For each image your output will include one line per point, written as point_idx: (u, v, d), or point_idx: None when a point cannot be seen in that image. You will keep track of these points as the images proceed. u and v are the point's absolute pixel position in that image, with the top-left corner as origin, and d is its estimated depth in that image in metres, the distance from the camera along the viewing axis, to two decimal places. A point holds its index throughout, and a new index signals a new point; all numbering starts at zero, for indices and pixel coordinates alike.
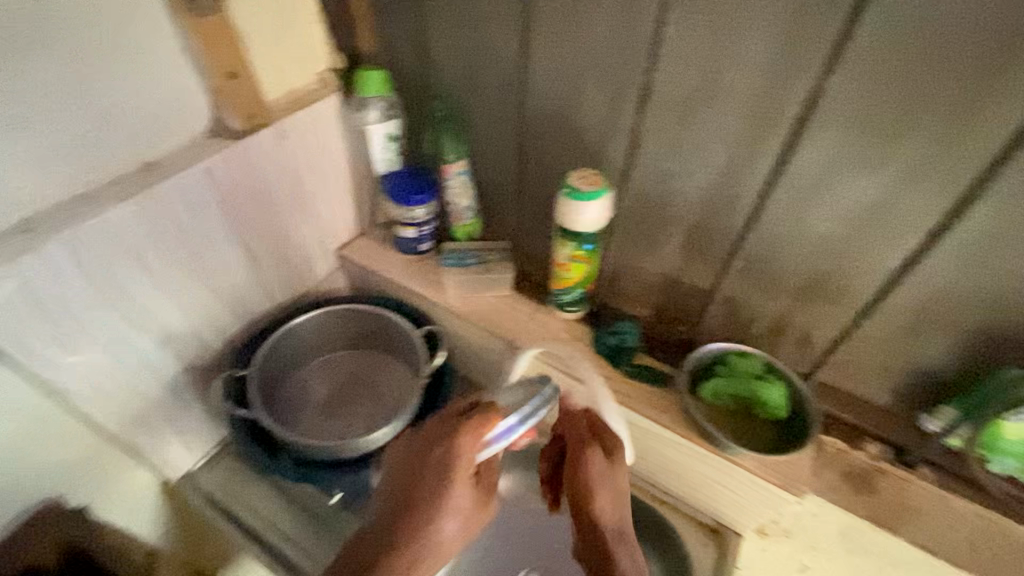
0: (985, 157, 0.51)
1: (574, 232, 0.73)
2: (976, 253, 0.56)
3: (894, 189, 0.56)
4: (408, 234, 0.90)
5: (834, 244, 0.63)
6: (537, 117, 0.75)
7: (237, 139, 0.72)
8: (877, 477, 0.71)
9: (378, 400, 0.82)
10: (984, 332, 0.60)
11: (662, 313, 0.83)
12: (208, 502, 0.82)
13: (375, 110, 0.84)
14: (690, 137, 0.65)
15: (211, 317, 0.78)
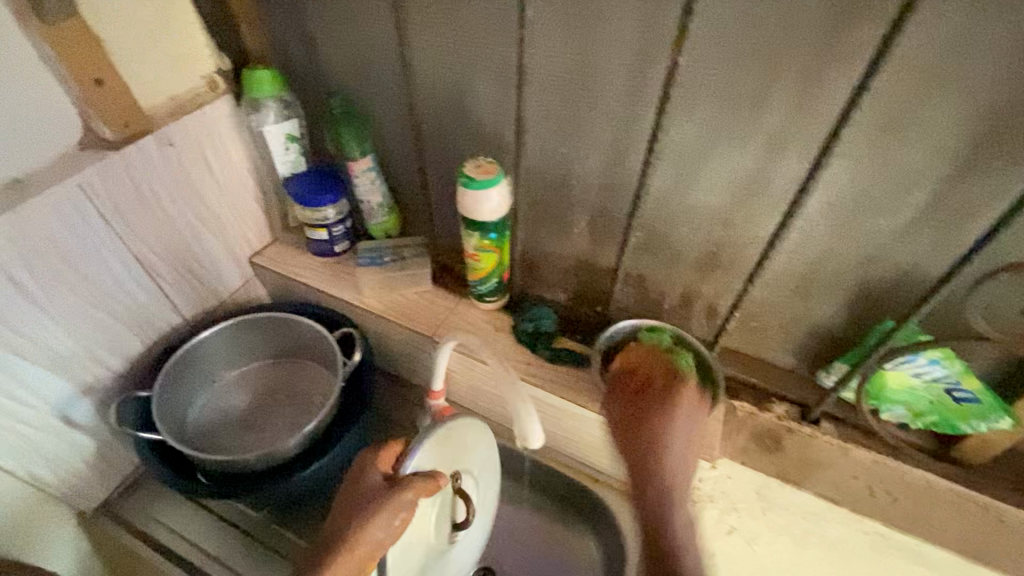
0: (831, 120, 0.53)
1: (477, 222, 0.71)
2: (842, 212, 0.58)
3: (764, 159, 0.58)
4: (321, 236, 0.87)
5: (723, 215, 0.65)
6: (428, 108, 0.74)
7: (113, 150, 0.67)
8: (784, 436, 0.73)
9: (298, 406, 0.81)
10: (863, 288, 0.63)
11: (580, 294, 0.85)
12: (125, 527, 0.80)
13: (269, 111, 0.81)
14: (575, 120, 0.65)
15: (112, 341, 0.75)
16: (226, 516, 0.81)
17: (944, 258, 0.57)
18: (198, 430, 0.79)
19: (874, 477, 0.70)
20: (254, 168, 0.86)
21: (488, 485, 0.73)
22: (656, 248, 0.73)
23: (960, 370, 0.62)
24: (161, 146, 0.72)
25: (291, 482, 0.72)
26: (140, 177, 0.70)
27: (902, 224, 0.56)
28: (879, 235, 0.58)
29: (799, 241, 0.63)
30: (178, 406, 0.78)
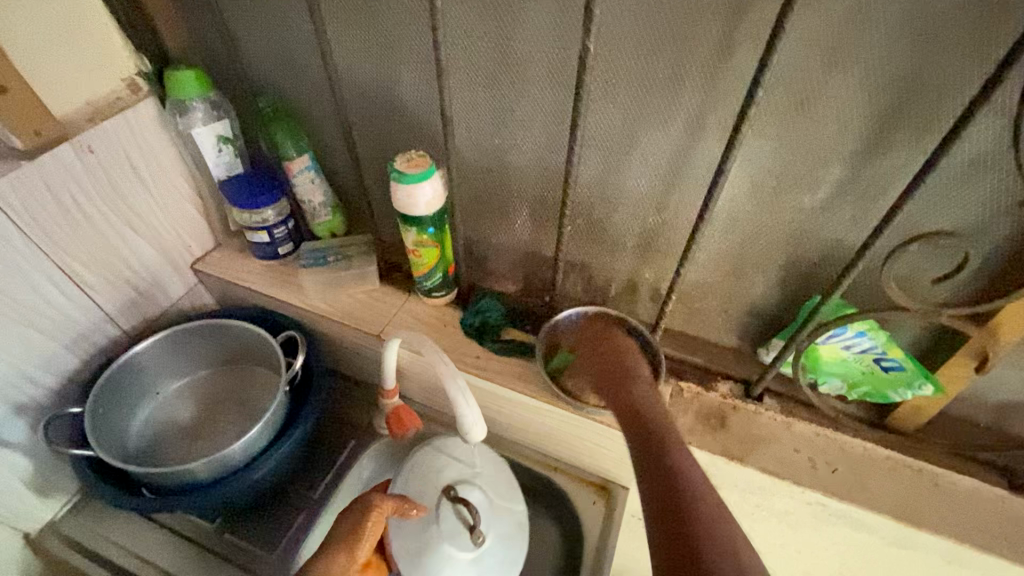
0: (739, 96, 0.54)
1: (413, 218, 0.70)
2: (765, 191, 0.60)
3: (686, 141, 0.59)
4: (261, 239, 0.85)
5: (655, 198, 0.66)
6: (357, 103, 0.73)
7: (25, 158, 0.64)
8: (729, 413, 0.74)
9: (245, 412, 0.80)
10: (793, 265, 0.65)
11: (529, 286, 0.85)
12: (71, 545, 0.78)
13: (199, 113, 0.78)
14: (504, 109, 0.65)
15: (43, 356, 0.72)
16: (177, 529, 0.79)
17: (861, 230, 0.59)
18: (142, 443, 0.77)
19: (815, 449, 0.71)
20: (188, 172, 0.84)
21: (496, 483, 0.72)
22: (596, 235, 0.73)
23: (885, 341, 0.63)
24: (81, 153, 0.68)
25: (238, 488, 0.71)
26: (60, 187, 0.67)
27: (822, 199, 0.58)
28: (801, 212, 0.60)
29: (729, 220, 0.64)
30: (117, 422, 0.76)
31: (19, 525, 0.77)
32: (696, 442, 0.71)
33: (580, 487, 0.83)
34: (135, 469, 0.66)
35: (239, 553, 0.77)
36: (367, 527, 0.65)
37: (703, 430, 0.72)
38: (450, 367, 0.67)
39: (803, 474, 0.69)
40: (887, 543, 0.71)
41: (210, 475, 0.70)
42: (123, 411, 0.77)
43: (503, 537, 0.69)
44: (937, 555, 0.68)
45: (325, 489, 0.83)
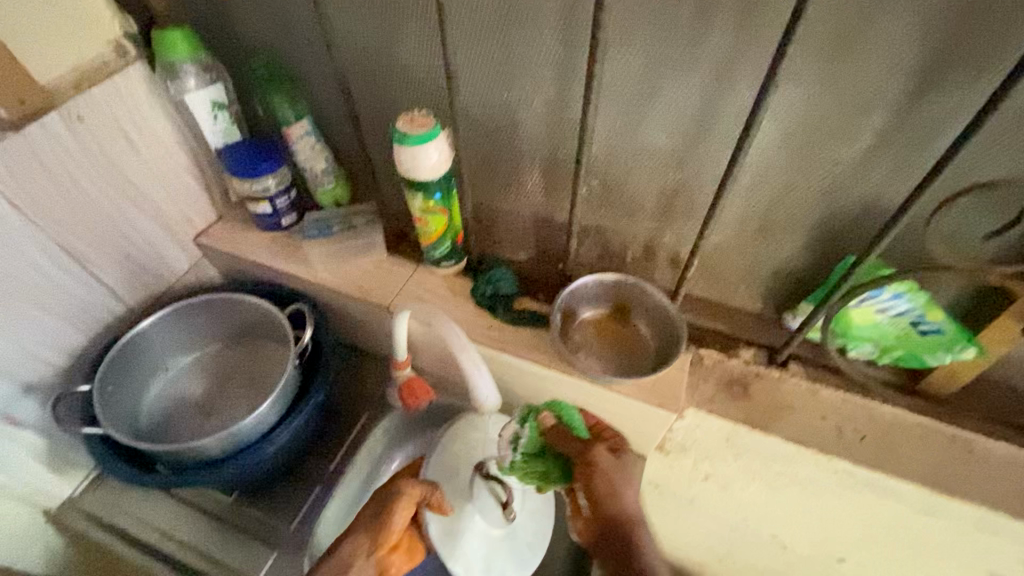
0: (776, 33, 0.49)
1: (418, 182, 0.67)
2: (798, 143, 0.55)
3: (711, 89, 0.55)
4: (263, 211, 0.82)
5: (676, 156, 0.62)
6: (356, 60, 0.69)
7: (11, 129, 0.60)
8: (751, 380, 0.72)
9: (256, 387, 0.79)
10: (826, 224, 0.61)
11: (542, 253, 0.82)
12: (92, 519, 0.79)
13: (190, 77, 0.74)
14: (513, 61, 0.61)
15: (48, 334, 0.71)
16: (195, 503, 0.79)
17: (904, 184, 0.54)
18: (155, 420, 0.77)
19: (842, 416, 0.69)
20: (184, 141, 0.80)
21: None
22: (613, 197, 0.69)
23: (924, 302, 0.61)
24: (69, 122, 0.65)
25: (252, 463, 0.70)
26: (52, 159, 0.64)
27: (862, 150, 0.53)
28: (838, 165, 0.55)
29: (757, 176, 0.59)
30: (128, 400, 0.76)
31: (37, 501, 0.78)
32: (716, 410, 0.69)
33: None
34: (146, 447, 0.65)
35: (258, 526, 0.77)
36: (396, 514, 0.62)
37: (724, 398, 0.70)
38: (462, 339, 0.65)
39: (830, 442, 0.67)
40: (914, 511, 0.70)
41: (223, 451, 0.69)
42: (132, 389, 0.77)
43: (530, 511, 0.73)
44: (967, 522, 0.67)
45: (340, 462, 0.82)
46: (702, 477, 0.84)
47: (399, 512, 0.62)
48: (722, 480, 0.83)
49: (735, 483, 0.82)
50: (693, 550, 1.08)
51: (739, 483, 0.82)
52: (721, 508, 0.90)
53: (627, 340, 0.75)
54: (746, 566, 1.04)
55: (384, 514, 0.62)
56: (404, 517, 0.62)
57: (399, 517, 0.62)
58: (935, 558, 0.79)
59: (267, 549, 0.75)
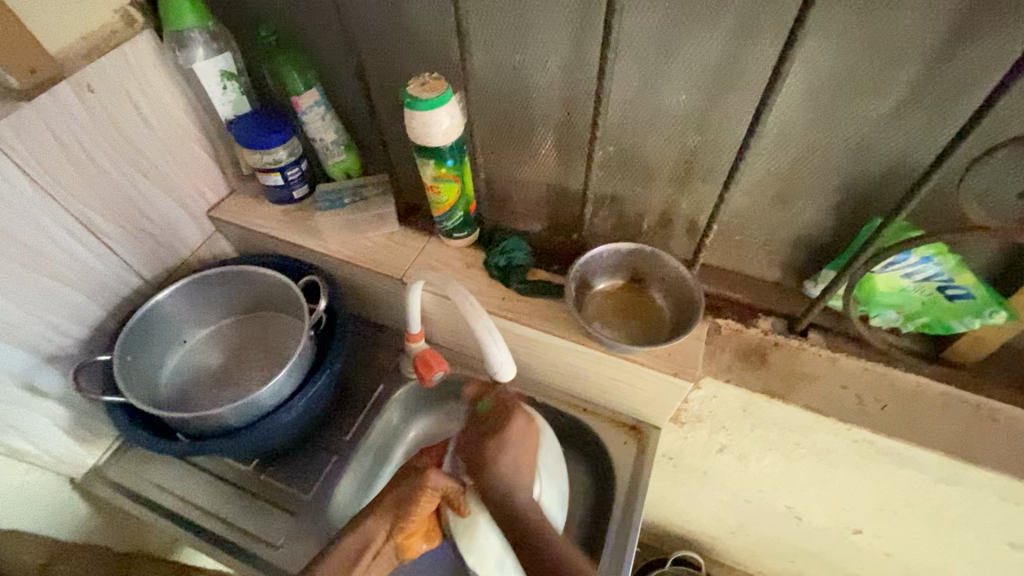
0: None
1: (430, 149, 0.66)
2: (822, 98, 0.53)
3: (734, 44, 0.53)
4: (275, 182, 0.81)
5: (696, 117, 0.60)
6: (365, 24, 0.68)
7: (24, 99, 0.60)
8: (770, 350, 0.71)
9: (272, 358, 0.80)
10: (850, 186, 0.59)
11: (555, 223, 0.80)
12: (116, 489, 0.80)
13: (198, 47, 0.72)
14: (526, 20, 0.59)
15: (69, 308, 0.72)
16: (215, 472, 0.80)
17: (936, 140, 0.52)
18: (173, 390, 0.78)
19: (863, 385, 0.67)
20: (194, 113, 0.79)
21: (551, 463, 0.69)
22: (629, 163, 0.68)
23: (954, 265, 0.58)
24: (81, 93, 0.64)
25: (270, 431, 0.71)
26: (65, 131, 0.64)
27: (892, 106, 0.51)
28: (864, 122, 0.53)
29: (780, 135, 0.57)
30: (148, 371, 0.77)
31: (64, 470, 0.79)
32: (734, 379, 0.69)
33: (611, 427, 0.82)
34: (165, 415, 0.66)
35: (277, 494, 0.78)
36: (417, 506, 0.62)
37: (742, 367, 0.70)
38: (476, 307, 0.64)
39: (849, 410, 0.66)
40: (935, 480, 0.69)
41: (241, 420, 0.70)
42: (151, 361, 0.77)
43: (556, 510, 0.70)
44: (990, 490, 0.66)
45: (355, 433, 0.83)
46: (718, 447, 0.84)
47: (423, 505, 0.62)
48: (737, 451, 0.83)
49: (751, 454, 0.82)
50: (707, 523, 1.08)
51: (755, 453, 0.82)
52: (735, 479, 0.90)
53: (643, 310, 0.74)
54: (760, 538, 1.04)
55: (408, 500, 0.62)
56: (427, 508, 0.63)
57: (420, 510, 0.62)
58: (952, 528, 0.78)
59: (286, 516, 0.77)
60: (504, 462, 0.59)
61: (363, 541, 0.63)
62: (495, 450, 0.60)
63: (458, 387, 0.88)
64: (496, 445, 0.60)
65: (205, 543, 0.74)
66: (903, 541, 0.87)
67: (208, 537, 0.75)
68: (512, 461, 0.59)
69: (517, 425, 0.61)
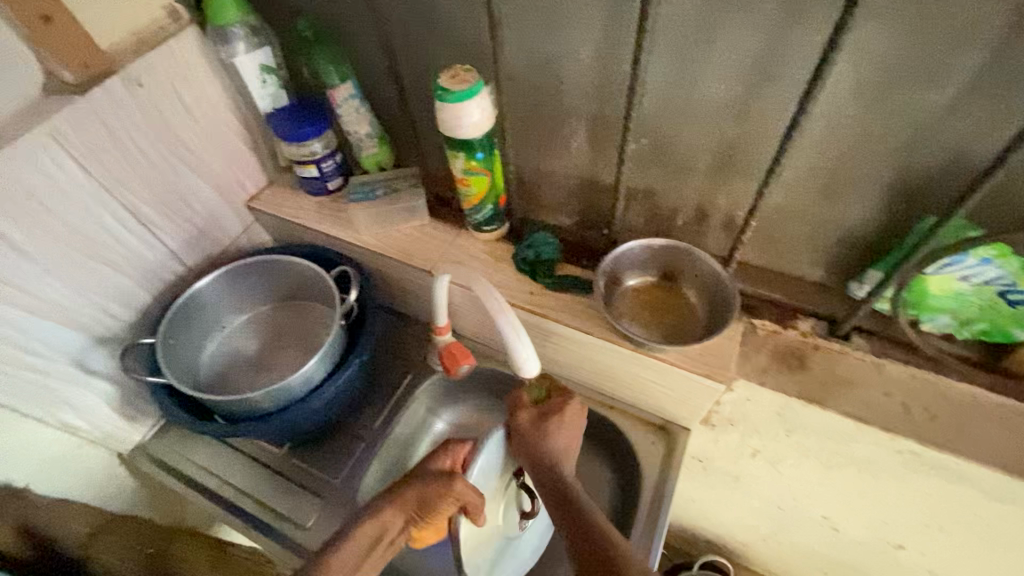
0: None
1: (460, 141, 0.66)
2: (874, 88, 0.50)
3: (778, 30, 0.50)
4: (311, 174, 0.83)
5: (734, 109, 0.57)
6: (399, 17, 0.68)
7: (78, 94, 0.63)
8: (810, 353, 0.68)
9: (306, 345, 0.82)
10: (901, 181, 0.55)
11: (586, 216, 0.79)
12: (158, 466, 0.84)
13: (239, 42, 0.74)
14: (558, 8, 0.58)
15: (118, 292, 0.75)
16: (250, 453, 0.83)
17: (1003, 133, 0.49)
18: (212, 373, 0.81)
19: (911, 393, 0.64)
20: (235, 107, 0.82)
21: None
22: (663, 157, 0.65)
23: (1018, 270, 0.54)
24: (129, 87, 0.67)
25: (302, 416, 0.73)
26: (116, 124, 0.67)
27: (952, 95, 0.48)
28: (919, 114, 0.50)
29: (825, 129, 0.55)
30: (188, 355, 0.80)
31: (112, 446, 0.84)
32: (769, 383, 0.66)
33: (638, 427, 0.80)
34: (205, 397, 0.69)
35: (307, 477, 0.81)
36: (441, 504, 0.62)
37: (778, 371, 0.67)
38: (502, 304, 0.64)
39: (894, 419, 0.63)
40: (987, 497, 0.65)
41: (275, 404, 0.72)
42: (192, 345, 0.80)
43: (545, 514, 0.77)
44: None
45: (383, 421, 0.84)
46: (750, 451, 0.82)
47: (447, 507, 0.62)
48: (771, 456, 0.80)
49: (786, 460, 0.79)
50: (737, 528, 1.05)
51: (789, 459, 0.79)
52: (768, 485, 0.87)
53: (675, 308, 0.72)
54: (793, 547, 1.01)
55: (427, 505, 0.63)
56: (448, 509, 0.63)
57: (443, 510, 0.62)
58: (1004, 549, 0.74)
59: (316, 499, 0.79)
60: (559, 440, 0.64)
61: (380, 526, 0.63)
62: (545, 442, 0.64)
63: (486, 379, 0.88)
64: (564, 425, 0.65)
65: (239, 521, 0.78)
66: (952, 558, 0.82)
67: (242, 514, 0.78)
68: (571, 448, 0.65)
69: (573, 416, 0.66)
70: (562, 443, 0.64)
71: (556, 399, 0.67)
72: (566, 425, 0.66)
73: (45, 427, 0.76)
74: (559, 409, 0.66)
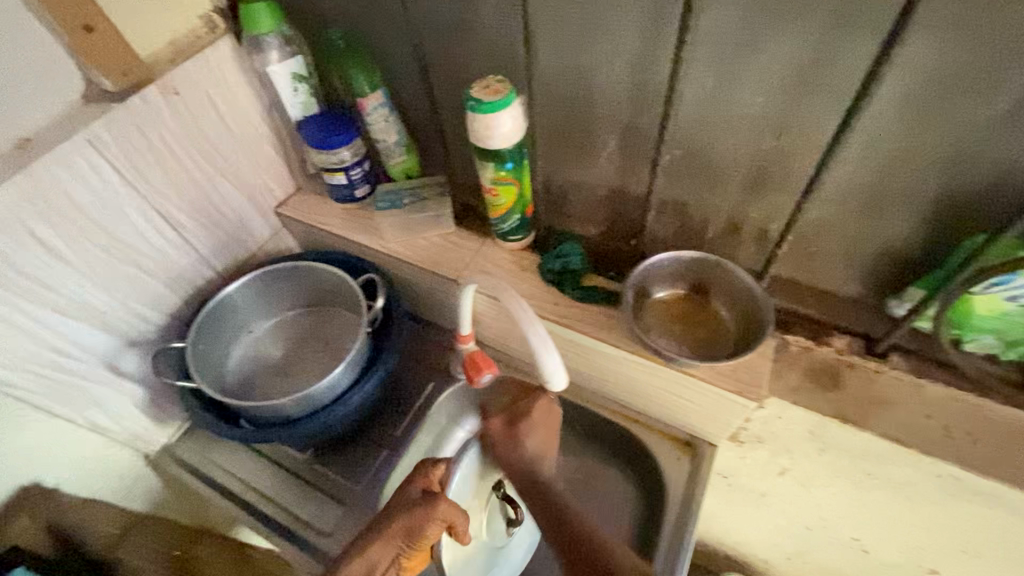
0: None
1: (491, 152, 0.66)
2: (922, 101, 0.49)
3: (822, 42, 0.49)
4: (339, 181, 0.83)
5: (772, 121, 0.56)
6: (431, 27, 0.68)
7: (117, 101, 0.65)
8: (845, 372, 0.66)
9: (331, 352, 0.82)
10: (948, 197, 0.54)
11: (613, 228, 0.78)
12: (184, 468, 0.85)
13: (273, 50, 0.75)
14: (593, 19, 0.57)
15: (150, 296, 0.76)
16: (273, 458, 0.84)
17: None
18: (239, 377, 0.81)
19: (951, 416, 0.62)
20: (267, 114, 0.83)
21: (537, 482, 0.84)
22: (696, 168, 0.64)
23: None
24: (166, 95, 0.68)
25: (327, 423, 0.73)
26: (152, 131, 0.68)
27: (1005, 110, 0.46)
28: (970, 129, 0.48)
29: (867, 143, 0.53)
30: (216, 359, 0.80)
31: (140, 447, 0.85)
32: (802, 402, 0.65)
33: (664, 442, 0.79)
34: (232, 402, 0.69)
35: (329, 483, 0.81)
36: (431, 525, 0.62)
37: (812, 389, 0.66)
38: (530, 314, 0.63)
39: (933, 441, 0.61)
40: None
41: (301, 411, 0.72)
42: (220, 349, 0.81)
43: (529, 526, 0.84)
44: None
45: (406, 429, 0.84)
46: (779, 470, 0.80)
47: (434, 528, 0.63)
48: (800, 475, 0.78)
49: (816, 480, 0.77)
50: (761, 547, 1.03)
51: (820, 479, 0.77)
52: (796, 505, 0.85)
53: (706, 322, 0.71)
54: (819, 568, 0.98)
55: (415, 527, 0.62)
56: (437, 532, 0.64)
57: (433, 530, 0.63)
58: None
59: (339, 506, 0.79)
60: (534, 436, 0.67)
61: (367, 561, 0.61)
62: (520, 443, 0.67)
63: (509, 390, 0.87)
64: (537, 422, 0.68)
65: (263, 525, 0.78)
66: None
67: (264, 519, 0.78)
68: (544, 444, 0.68)
69: (540, 418, 0.68)
70: (532, 444, 0.67)
71: (527, 403, 0.69)
72: (535, 428, 0.68)
73: (77, 429, 0.77)
74: (531, 411, 0.68)
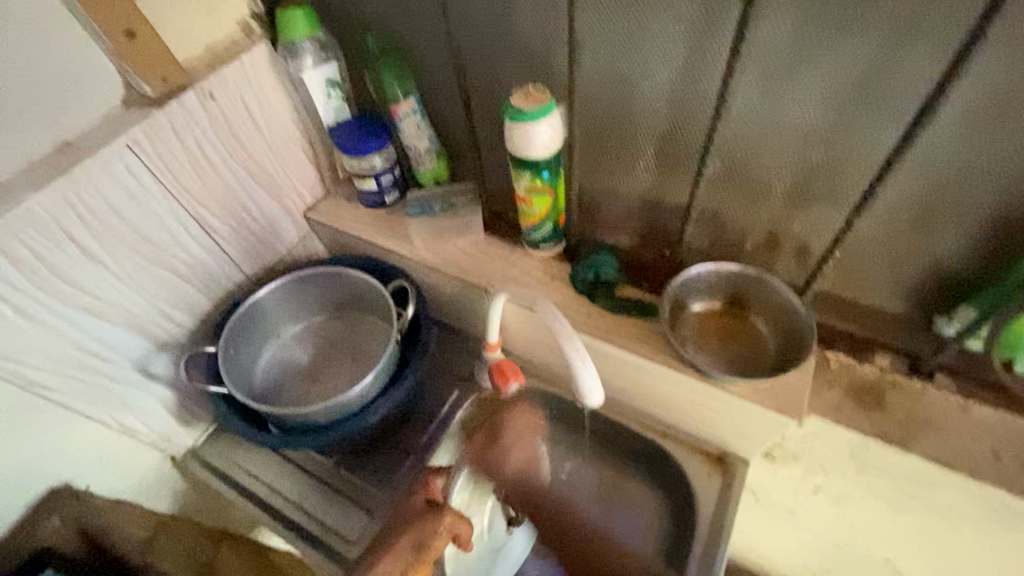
0: None
1: (529, 161, 0.65)
2: (985, 115, 0.47)
3: (882, 54, 0.48)
4: (369, 188, 0.83)
5: (821, 133, 0.55)
6: (469, 34, 0.68)
7: (155, 105, 0.65)
8: (887, 391, 0.65)
9: (359, 358, 0.82)
10: (1005, 215, 0.52)
11: (646, 238, 0.76)
12: (210, 471, 0.85)
13: (308, 55, 0.75)
14: (638, 29, 0.57)
15: (182, 299, 0.77)
16: (299, 464, 0.83)
17: None
18: (267, 382, 0.81)
19: (998, 439, 0.61)
20: (299, 119, 0.83)
21: None
22: (738, 180, 0.63)
23: None
24: (204, 100, 0.68)
25: (356, 431, 0.73)
26: (190, 136, 0.69)
27: None
28: None
29: (923, 157, 0.52)
30: (245, 363, 0.80)
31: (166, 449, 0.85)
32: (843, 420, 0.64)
33: (695, 458, 0.77)
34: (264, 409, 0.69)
35: (354, 491, 0.80)
36: (439, 535, 0.64)
37: (854, 408, 0.64)
38: (565, 326, 0.63)
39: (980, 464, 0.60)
40: None
41: (330, 418, 0.72)
42: (249, 353, 0.81)
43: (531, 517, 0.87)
44: None
45: (431, 437, 0.83)
46: (812, 488, 0.78)
47: (442, 537, 0.64)
48: (834, 494, 0.76)
49: (852, 499, 0.75)
50: (787, 565, 1.01)
51: (855, 499, 0.75)
52: (827, 524, 0.83)
53: (743, 337, 0.69)
54: None
55: (426, 540, 0.63)
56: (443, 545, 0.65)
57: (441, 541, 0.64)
58: None
59: (364, 514, 0.78)
60: (521, 451, 0.76)
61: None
62: (505, 456, 0.75)
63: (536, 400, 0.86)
64: (519, 435, 0.75)
65: (288, 532, 0.78)
66: None
67: (290, 525, 0.78)
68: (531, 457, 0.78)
69: (516, 430, 0.75)
70: (517, 459, 0.76)
71: (502, 422, 0.75)
72: (517, 446, 0.76)
73: (107, 430, 0.77)
74: (504, 426, 0.75)
